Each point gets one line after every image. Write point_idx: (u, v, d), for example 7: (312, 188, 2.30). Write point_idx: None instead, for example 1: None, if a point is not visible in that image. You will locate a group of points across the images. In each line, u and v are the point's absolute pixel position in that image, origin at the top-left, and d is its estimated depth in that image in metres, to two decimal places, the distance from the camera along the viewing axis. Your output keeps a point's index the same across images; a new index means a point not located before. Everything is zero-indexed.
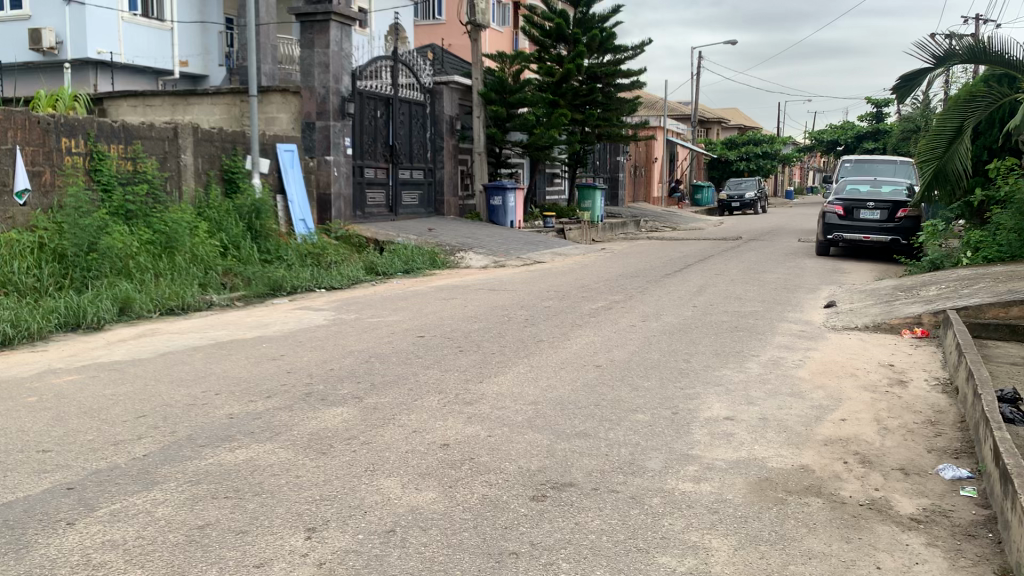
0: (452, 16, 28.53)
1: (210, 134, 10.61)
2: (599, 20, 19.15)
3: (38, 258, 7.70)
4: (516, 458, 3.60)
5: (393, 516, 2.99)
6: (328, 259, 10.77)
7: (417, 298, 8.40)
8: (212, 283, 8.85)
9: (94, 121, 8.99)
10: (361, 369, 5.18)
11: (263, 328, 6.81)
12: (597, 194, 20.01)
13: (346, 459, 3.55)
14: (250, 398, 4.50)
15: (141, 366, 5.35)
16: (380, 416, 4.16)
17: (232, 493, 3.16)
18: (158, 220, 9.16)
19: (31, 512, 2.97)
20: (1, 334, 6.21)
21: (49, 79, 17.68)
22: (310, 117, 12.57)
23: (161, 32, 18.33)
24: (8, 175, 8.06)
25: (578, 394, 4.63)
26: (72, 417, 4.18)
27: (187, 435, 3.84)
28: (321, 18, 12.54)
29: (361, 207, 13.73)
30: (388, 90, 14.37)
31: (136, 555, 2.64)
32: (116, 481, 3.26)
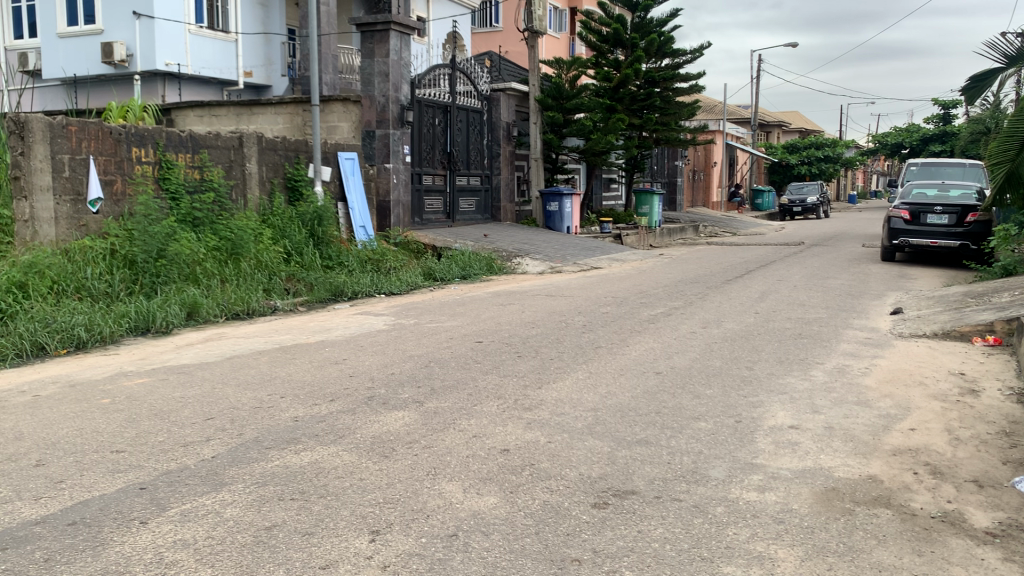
0: (509, 22, 28.68)
1: (274, 143, 10.83)
2: (657, 24, 19.05)
3: (109, 264, 7.93)
4: (577, 464, 3.58)
5: (455, 521, 2.99)
6: (387, 265, 10.89)
7: (475, 303, 8.44)
8: (275, 288, 9.02)
9: (163, 132, 9.25)
10: (421, 373, 5.22)
11: (324, 332, 6.91)
12: (656, 199, 20.01)
13: (408, 462, 3.57)
14: (314, 401, 4.57)
15: (208, 370, 5.47)
16: (441, 420, 4.19)
17: (298, 495, 3.20)
18: (224, 227, 9.38)
19: (107, 511, 3.06)
20: (75, 338, 6.41)
21: (120, 90, 18.21)
22: (370, 125, 12.73)
23: (226, 43, 18.76)
24: (82, 184, 8.34)
25: (639, 401, 4.59)
26: (144, 418, 4.30)
27: (254, 437, 3.93)
28: (381, 28, 12.61)
29: (419, 214, 13.87)
30: (446, 97, 14.47)
31: (206, 555, 2.70)
32: (186, 482, 3.34)
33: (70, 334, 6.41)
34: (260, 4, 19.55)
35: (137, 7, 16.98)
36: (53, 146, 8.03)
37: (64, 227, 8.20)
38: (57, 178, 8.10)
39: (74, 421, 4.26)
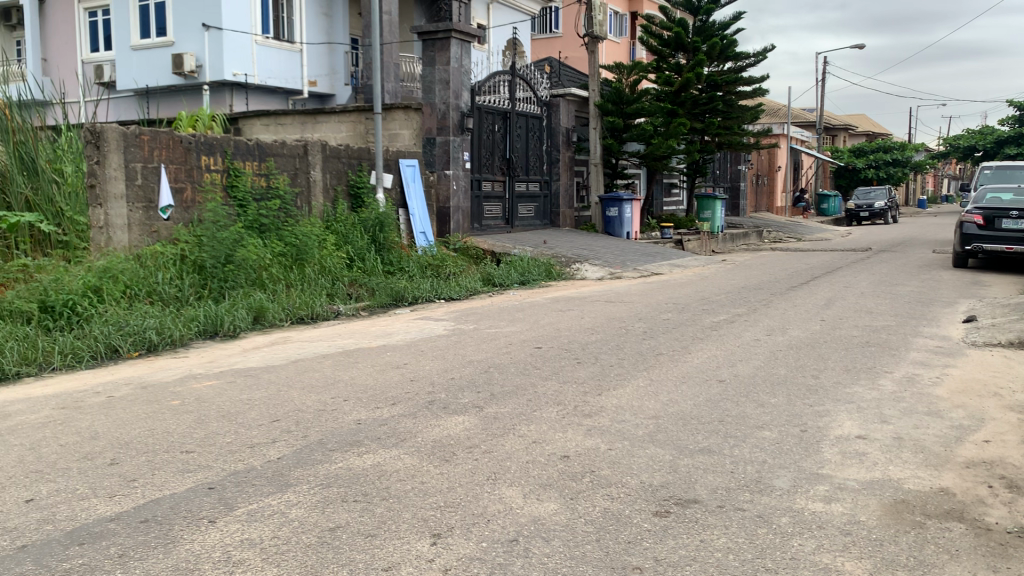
0: (568, 28, 28.72)
1: (338, 150, 11.01)
2: (719, 28, 18.86)
3: (179, 269, 8.16)
4: (638, 472, 3.56)
5: (515, 526, 3.00)
6: (447, 270, 10.97)
7: (534, 309, 8.45)
8: (338, 293, 9.16)
9: (231, 140, 9.49)
10: (481, 378, 5.25)
11: (386, 337, 6.99)
12: (717, 204, 19.85)
13: (468, 466, 3.59)
14: (376, 404, 4.63)
15: (273, 372, 5.59)
16: (501, 425, 4.20)
17: (361, 496, 3.25)
18: (289, 232, 9.57)
19: (177, 509, 3.14)
20: (146, 340, 6.60)
21: (190, 100, 18.74)
22: (431, 132, 12.86)
23: (292, 54, 19.14)
24: (155, 191, 8.60)
25: (701, 409, 4.54)
26: (212, 419, 4.41)
27: (318, 439, 3.99)
28: (442, 35, 12.78)
29: (479, 220, 13.96)
30: (506, 104, 14.53)
31: (272, 554, 2.75)
32: (253, 482, 3.41)
33: (142, 337, 6.61)
34: (324, 15, 19.91)
35: (207, 19, 17.46)
36: (127, 154, 8.29)
37: (137, 233, 8.47)
38: (131, 185, 8.36)
39: (146, 422, 4.39)
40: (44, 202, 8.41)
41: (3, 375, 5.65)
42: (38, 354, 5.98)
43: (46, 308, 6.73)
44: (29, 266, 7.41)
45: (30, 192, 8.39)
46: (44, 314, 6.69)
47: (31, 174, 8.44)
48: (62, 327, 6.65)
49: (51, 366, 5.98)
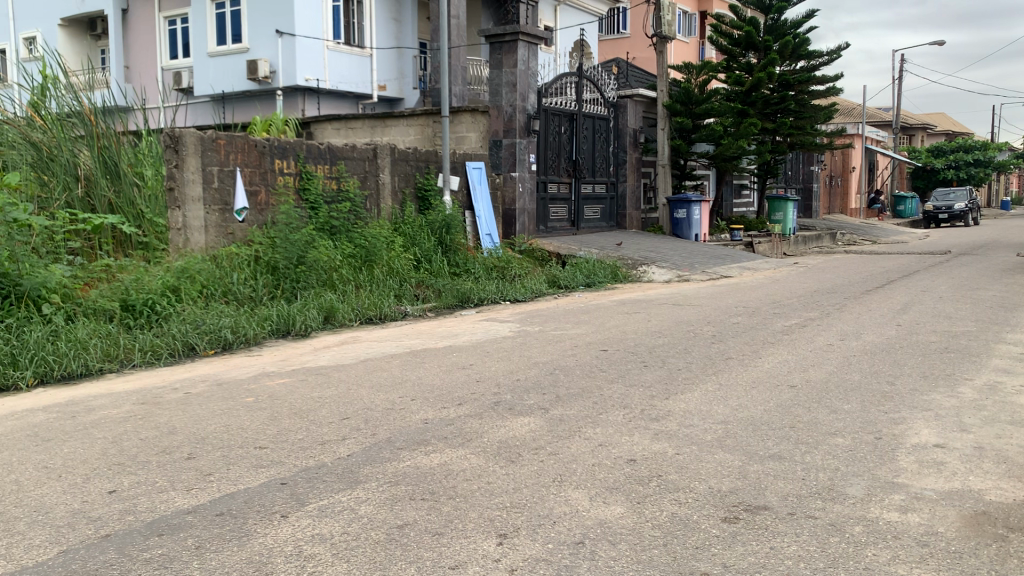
0: (637, 28, 28.50)
1: (406, 154, 11.16)
2: (792, 26, 18.46)
3: (253, 270, 8.37)
4: (707, 477, 3.51)
5: (582, 528, 2.99)
6: (512, 272, 11.01)
7: (600, 311, 8.42)
8: (406, 294, 9.27)
9: (304, 145, 9.70)
10: (547, 380, 5.24)
11: (452, 338, 7.04)
12: (789, 205, 19.52)
13: (534, 468, 3.60)
14: (443, 404, 4.67)
15: (343, 371, 5.69)
16: (567, 427, 4.19)
17: (428, 495, 3.28)
18: (359, 235, 9.74)
19: (251, 503, 3.23)
20: (222, 339, 6.80)
21: (264, 105, 19.25)
22: (497, 134, 12.88)
23: (362, 58, 19.45)
24: (230, 194, 8.86)
25: (771, 415, 4.46)
26: (285, 416, 4.50)
27: (387, 438, 4.05)
28: (510, 38, 12.82)
29: (544, 221, 13.96)
30: (573, 105, 14.51)
31: (342, 549, 2.80)
32: (324, 479, 3.47)
33: (217, 335, 6.80)
34: (394, 20, 20.17)
35: (280, 26, 17.90)
36: (204, 158, 8.55)
37: (213, 234, 8.73)
38: (208, 188, 8.62)
39: (221, 418, 4.51)
40: (125, 205, 8.64)
41: (87, 371, 5.85)
42: (119, 351, 6.18)
43: (128, 307, 6.97)
44: (112, 266, 7.62)
45: (113, 196, 8.59)
46: (126, 313, 6.93)
47: (114, 177, 8.66)
48: (142, 325, 6.88)
49: (132, 362, 6.19)
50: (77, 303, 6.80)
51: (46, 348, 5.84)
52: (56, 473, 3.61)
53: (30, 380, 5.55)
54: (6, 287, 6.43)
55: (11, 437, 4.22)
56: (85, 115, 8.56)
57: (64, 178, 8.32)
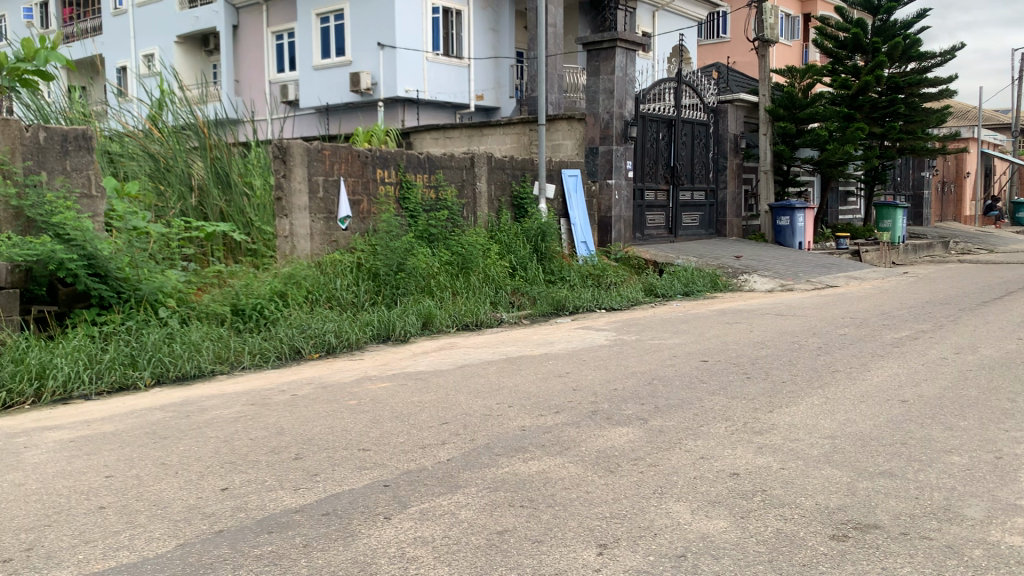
0: (737, 33, 28.01)
1: (503, 162, 11.26)
2: (902, 27, 17.79)
3: (356, 277, 8.59)
4: (813, 494, 3.40)
5: (684, 541, 2.94)
6: (608, 280, 10.92)
7: (698, 321, 8.26)
8: (501, 301, 9.33)
9: (404, 155, 9.92)
10: (646, 391, 5.17)
11: (548, 345, 7.05)
12: (898, 213, 18.74)
13: (634, 479, 3.56)
14: (541, 411, 4.68)
15: (442, 376, 5.77)
16: (667, 439, 4.13)
17: (527, 502, 3.28)
18: (456, 242, 9.88)
19: (355, 504, 3.30)
20: (326, 342, 7.00)
21: (366, 116, 19.74)
22: (594, 141, 12.87)
23: (460, 69, 19.73)
24: (334, 203, 9.13)
25: (882, 431, 4.29)
26: (387, 420, 4.60)
27: (485, 443, 4.08)
28: (607, 45, 12.79)
29: (641, 229, 13.82)
30: (671, 112, 14.33)
31: (444, 553, 2.83)
32: (424, 482, 3.52)
33: (322, 339, 7.01)
34: (491, 30, 20.43)
35: (382, 38, 18.37)
36: (310, 168, 8.83)
37: (319, 242, 9.00)
38: (313, 198, 8.90)
39: (326, 419, 4.65)
40: (236, 213, 8.93)
41: (200, 371, 6.12)
42: (230, 353, 6.43)
43: (238, 312, 7.26)
44: (223, 273, 7.91)
45: (224, 205, 8.91)
46: (236, 317, 7.21)
47: (225, 187, 9.00)
48: (252, 328, 7.15)
49: (242, 365, 6.43)
50: (191, 307, 7.09)
51: (163, 349, 6.12)
52: (173, 469, 3.79)
53: (147, 380, 5.83)
54: (127, 291, 6.75)
55: (132, 434, 4.43)
56: (199, 128, 9.06)
57: (180, 188, 8.70)
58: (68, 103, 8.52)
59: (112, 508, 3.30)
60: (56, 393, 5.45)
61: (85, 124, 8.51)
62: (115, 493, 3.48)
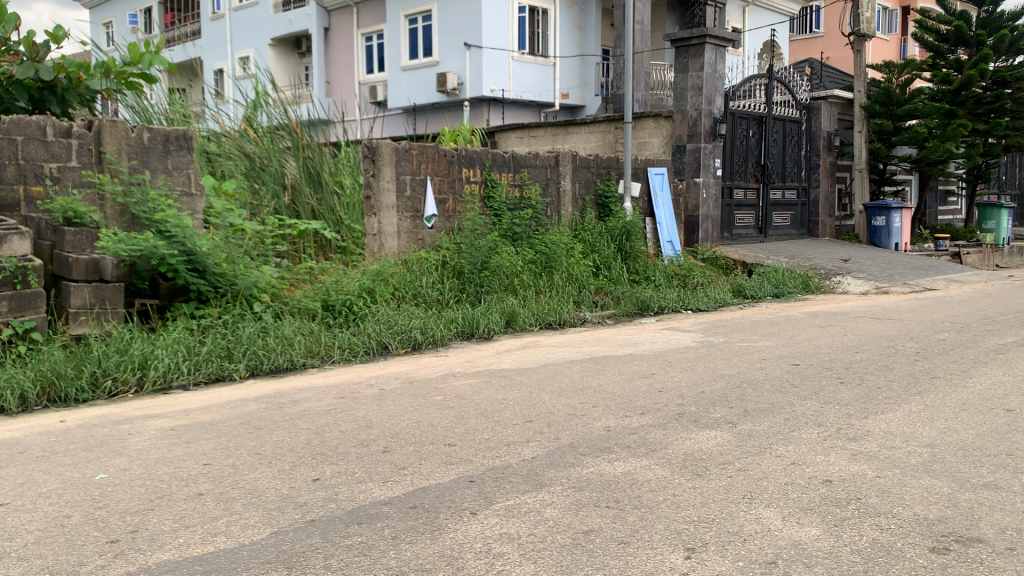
0: (832, 27, 27.22)
1: (588, 160, 11.22)
2: (1009, 18, 17.06)
3: (441, 274, 8.71)
4: (911, 504, 3.27)
5: (774, 548, 2.87)
6: (694, 280, 10.76)
7: (790, 324, 8.04)
8: (585, 300, 9.29)
9: (489, 154, 9.99)
10: (734, 394, 5.06)
11: (633, 346, 6.99)
12: (1004, 213, 17.68)
13: (722, 483, 3.50)
14: (626, 413, 4.63)
15: (526, 374, 5.79)
16: (757, 443, 4.04)
17: (613, 504, 3.26)
18: (540, 241, 9.89)
19: (442, 498, 3.34)
20: (412, 339, 7.13)
21: (452, 115, 19.92)
22: (682, 139, 12.68)
23: (546, 67, 19.75)
24: (421, 202, 9.26)
25: (985, 440, 4.10)
26: (472, 416, 4.63)
27: (570, 442, 4.07)
28: (696, 42, 12.61)
29: (730, 228, 13.55)
30: (762, 108, 14.02)
31: (529, 550, 2.84)
32: (510, 479, 3.54)
33: (408, 335, 7.13)
34: (578, 28, 20.41)
35: (469, 38, 18.54)
36: (398, 168, 8.97)
37: (405, 240, 9.14)
38: (401, 197, 9.04)
39: (413, 414, 4.71)
40: (326, 211, 9.09)
41: (292, 364, 6.30)
42: (321, 348, 6.59)
43: (329, 307, 7.43)
44: (314, 269, 8.11)
45: (315, 203, 9.11)
46: (327, 312, 7.39)
47: (317, 186, 9.23)
48: (341, 324, 7.31)
49: (332, 359, 6.58)
50: (284, 302, 7.28)
51: (257, 343, 6.32)
52: (267, 459, 3.90)
53: (242, 372, 6.03)
54: (224, 286, 6.99)
55: (228, 424, 4.59)
56: (292, 128, 9.33)
57: (273, 186, 8.96)
58: (170, 105, 8.93)
59: (209, 494, 3.42)
60: (157, 382, 5.68)
61: (184, 125, 8.86)
62: (212, 480, 3.61)
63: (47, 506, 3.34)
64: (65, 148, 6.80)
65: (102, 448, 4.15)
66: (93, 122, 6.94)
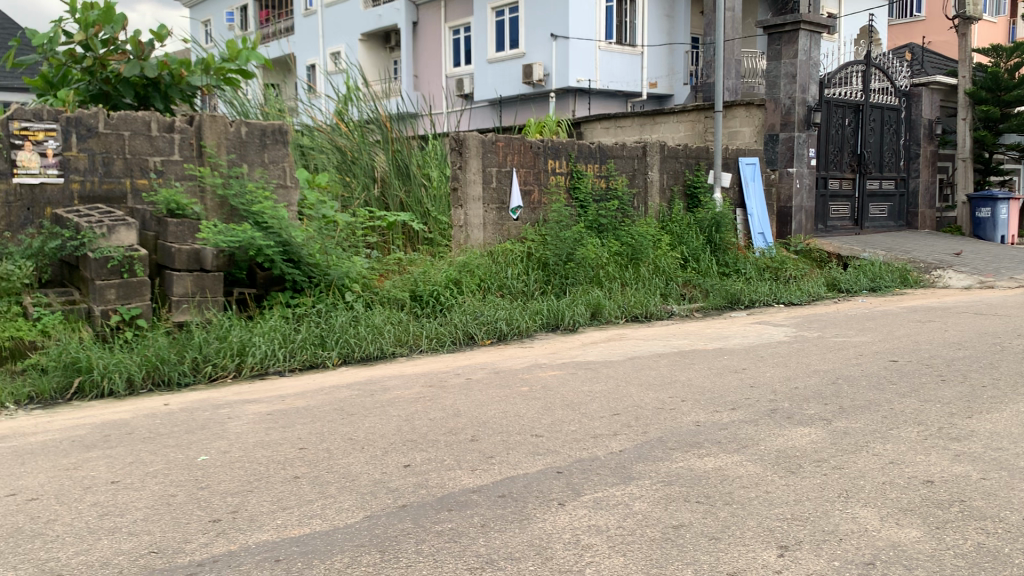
0: (934, 11, 26.08)
1: (676, 150, 11.07)
2: None
3: (526, 266, 8.75)
4: (1019, 507, 3.13)
5: (873, 549, 2.79)
6: (787, 273, 10.50)
7: (888, 319, 7.76)
8: (673, 293, 9.18)
9: (575, 145, 9.95)
10: (829, 390, 4.93)
11: (723, 340, 6.87)
12: None
13: (817, 481, 3.41)
14: (716, 408, 4.56)
15: (613, 367, 5.76)
16: (853, 441, 3.92)
17: (704, 499, 3.22)
18: (626, 233, 9.80)
19: (530, 488, 3.36)
20: (498, 330, 7.17)
21: (539, 107, 19.92)
22: (774, 128, 12.36)
23: (633, 56, 19.55)
24: (507, 194, 9.31)
25: None
26: (559, 407, 4.64)
27: (659, 437, 4.04)
28: (790, 28, 12.27)
29: (824, 220, 13.16)
30: (859, 96, 13.57)
31: (618, 543, 2.83)
32: (598, 471, 3.53)
33: (494, 326, 7.18)
34: (666, 16, 20.11)
35: (556, 29, 18.50)
36: (485, 160, 9.03)
37: (491, 231, 9.22)
38: (487, 188, 9.11)
39: (500, 404, 4.75)
40: (415, 203, 9.27)
41: (382, 353, 6.44)
42: (409, 337, 6.71)
43: (416, 297, 7.55)
44: (403, 260, 8.26)
45: (404, 195, 9.28)
46: (415, 303, 7.51)
47: (406, 179, 9.37)
48: (429, 314, 7.42)
49: (420, 348, 6.71)
50: (374, 292, 7.42)
51: (349, 331, 6.47)
52: (360, 444, 3.99)
53: (335, 360, 6.20)
54: (318, 276, 7.16)
55: (322, 410, 4.71)
56: (382, 121, 9.47)
57: (364, 179, 9.20)
58: (265, 101, 9.20)
59: (305, 478, 3.53)
60: (255, 368, 5.89)
61: (279, 119, 9.12)
62: (308, 464, 3.71)
63: (154, 485, 3.50)
64: (168, 143, 7.15)
65: (204, 431, 4.32)
66: (194, 117, 7.23)
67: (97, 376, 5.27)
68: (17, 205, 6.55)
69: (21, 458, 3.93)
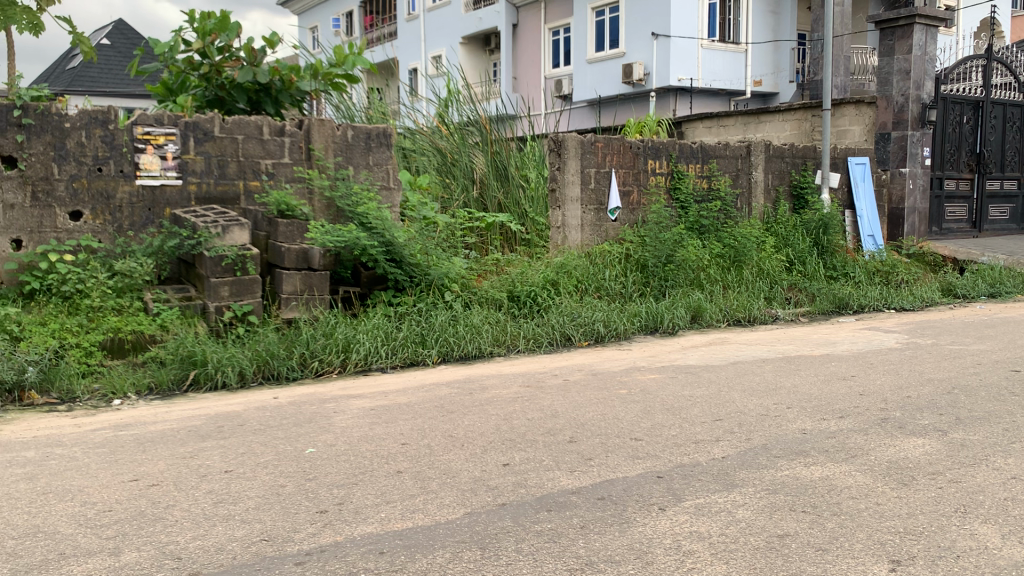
0: None
1: (781, 150, 10.78)
2: None
3: (624, 267, 8.71)
4: None
5: (992, 568, 2.65)
6: (898, 277, 10.10)
7: (1009, 327, 7.36)
8: (776, 297, 8.95)
9: (676, 145, 9.82)
10: (944, 400, 4.72)
11: (830, 345, 6.66)
12: None
13: (931, 494, 3.26)
14: (823, 415, 4.43)
15: (714, 371, 5.67)
16: (971, 454, 3.74)
17: (810, 508, 3.13)
18: (729, 235, 9.61)
19: (629, 491, 3.34)
20: (595, 331, 7.16)
21: (639, 107, 19.74)
22: (885, 127, 11.91)
23: (737, 54, 19.15)
24: (605, 194, 9.27)
25: None
26: (658, 411, 4.59)
27: (763, 444, 3.94)
28: (904, 23, 11.79)
29: (939, 222, 12.59)
30: (979, 92, 12.93)
31: (721, 550, 2.79)
32: (700, 477, 3.48)
33: (591, 327, 7.16)
34: (772, 12, 19.62)
35: (658, 29, 18.30)
36: (583, 161, 9.02)
37: (589, 232, 9.20)
38: (585, 189, 9.09)
39: (599, 406, 4.73)
40: (512, 204, 9.32)
41: (480, 352, 6.53)
42: (507, 337, 6.77)
43: (514, 298, 7.59)
44: (501, 261, 8.33)
45: (502, 197, 9.35)
46: (512, 303, 7.55)
47: (504, 180, 9.43)
48: (526, 314, 7.45)
49: (517, 348, 6.76)
50: (472, 292, 7.50)
51: (448, 330, 6.56)
52: (460, 442, 4.04)
53: (435, 357, 6.32)
54: (419, 276, 7.29)
55: (424, 407, 4.80)
56: (481, 123, 9.51)
57: (463, 181, 9.32)
58: (369, 104, 9.42)
59: (407, 473, 3.60)
60: (358, 364, 6.06)
61: (383, 122, 9.35)
62: (411, 459, 3.79)
63: (264, 475, 3.64)
64: (279, 146, 7.41)
65: (312, 424, 4.46)
66: (304, 122, 7.48)
67: (211, 369, 5.52)
68: (140, 205, 6.94)
69: (143, 445, 4.15)
